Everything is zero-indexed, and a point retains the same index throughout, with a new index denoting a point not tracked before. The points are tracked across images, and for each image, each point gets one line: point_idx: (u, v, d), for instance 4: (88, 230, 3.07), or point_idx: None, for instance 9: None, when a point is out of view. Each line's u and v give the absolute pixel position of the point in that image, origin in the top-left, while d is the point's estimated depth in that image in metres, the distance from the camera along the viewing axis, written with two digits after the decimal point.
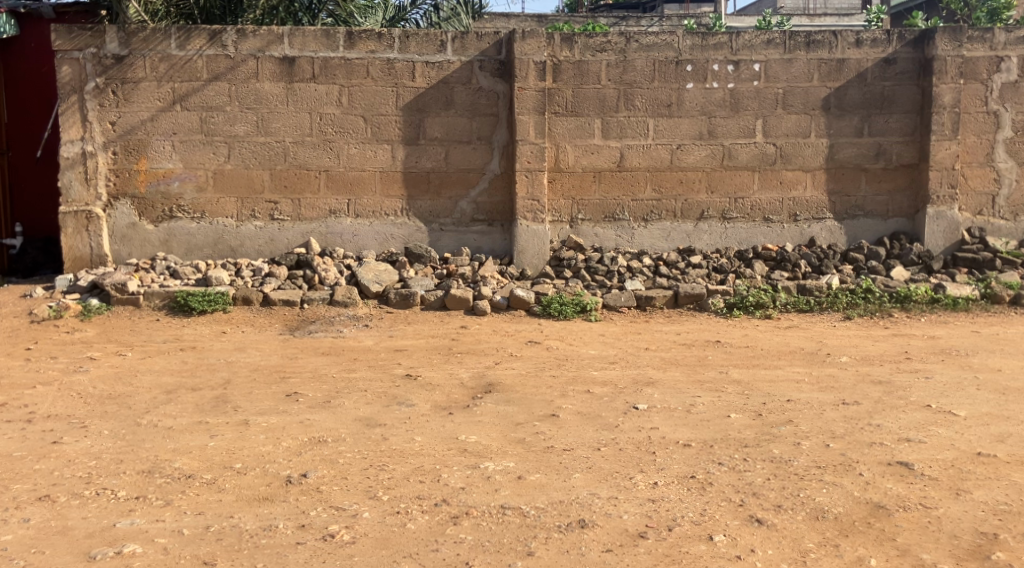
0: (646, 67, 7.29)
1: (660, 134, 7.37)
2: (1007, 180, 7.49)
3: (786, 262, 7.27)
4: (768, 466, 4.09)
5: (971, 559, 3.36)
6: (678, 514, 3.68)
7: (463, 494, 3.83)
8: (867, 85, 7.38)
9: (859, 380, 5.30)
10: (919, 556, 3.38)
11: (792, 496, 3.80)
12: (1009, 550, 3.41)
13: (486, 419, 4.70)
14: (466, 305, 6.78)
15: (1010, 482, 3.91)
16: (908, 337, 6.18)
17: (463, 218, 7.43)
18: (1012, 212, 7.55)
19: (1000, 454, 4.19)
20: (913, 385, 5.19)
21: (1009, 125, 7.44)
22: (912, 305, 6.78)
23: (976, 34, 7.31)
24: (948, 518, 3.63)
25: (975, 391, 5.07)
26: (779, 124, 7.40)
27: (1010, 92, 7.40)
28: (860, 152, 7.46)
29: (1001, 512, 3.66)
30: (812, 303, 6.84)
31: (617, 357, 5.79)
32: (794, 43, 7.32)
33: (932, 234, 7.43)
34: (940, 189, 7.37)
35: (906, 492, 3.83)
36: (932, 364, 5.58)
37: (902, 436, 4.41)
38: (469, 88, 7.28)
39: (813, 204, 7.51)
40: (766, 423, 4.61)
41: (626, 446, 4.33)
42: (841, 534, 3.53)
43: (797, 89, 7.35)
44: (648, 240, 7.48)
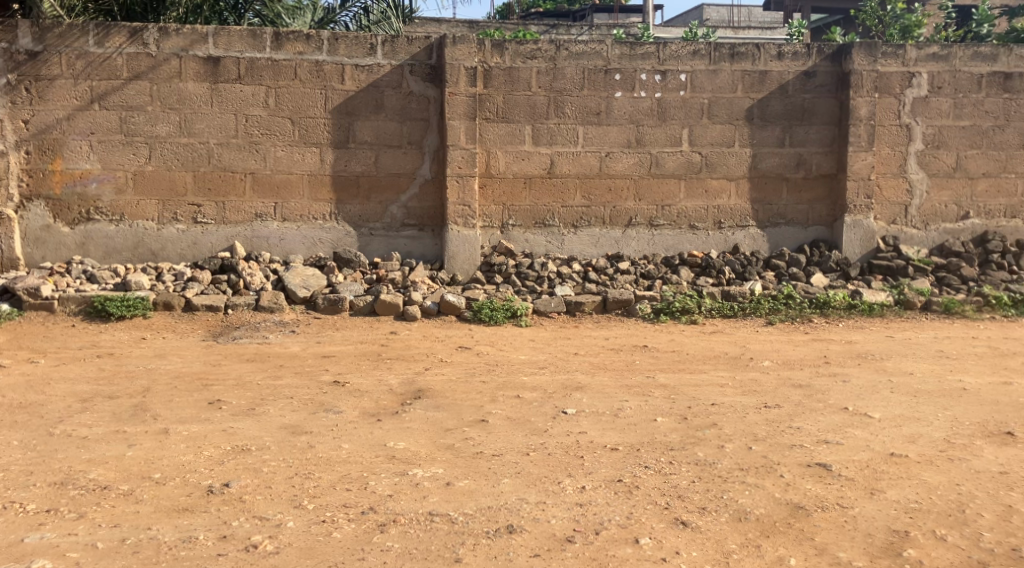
0: (575, 74, 7.37)
1: (589, 141, 7.45)
2: (918, 191, 7.77)
3: (711, 269, 7.41)
4: (694, 468, 4.16)
5: (884, 556, 3.48)
6: (606, 517, 3.71)
7: (391, 501, 3.79)
8: (788, 96, 7.60)
9: (780, 383, 5.44)
10: (836, 555, 3.49)
11: (716, 498, 3.88)
12: (919, 547, 3.54)
13: (416, 425, 4.67)
14: (396, 310, 6.71)
15: (920, 481, 4.07)
16: (826, 342, 6.37)
17: (393, 223, 7.36)
18: (923, 222, 7.82)
19: (912, 454, 4.35)
20: (831, 388, 5.35)
21: (920, 138, 7.72)
22: (830, 310, 7.00)
23: (889, 50, 7.58)
24: (863, 517, 3.74)
25: (889, 393, 5.25)
26: (704, 133, 7.55)
27: (921, 106, 7.69)
28: (781, 162, 7.67)
29: (912, 510, 3.80)
30: (736, 309, 6.98)
31: (547, 363, 5.82)
32: (719, 54, 7.49)
33: (849, 242, 7.68)
34: (856, 199, 7.62)
35: (824, 492, 3.94)
36: (849, 368, 5.76)
37: (821, 438, 4.54)
38: (400, 92, 7.23)
39: (737, 212, 7.69)
40: (693, 426, 4.69)
41: (555, 451, 4.35)
42: (763, 535, 3.61)
43: (722, 99, 7.53)
44: (577, 246, 7.55)
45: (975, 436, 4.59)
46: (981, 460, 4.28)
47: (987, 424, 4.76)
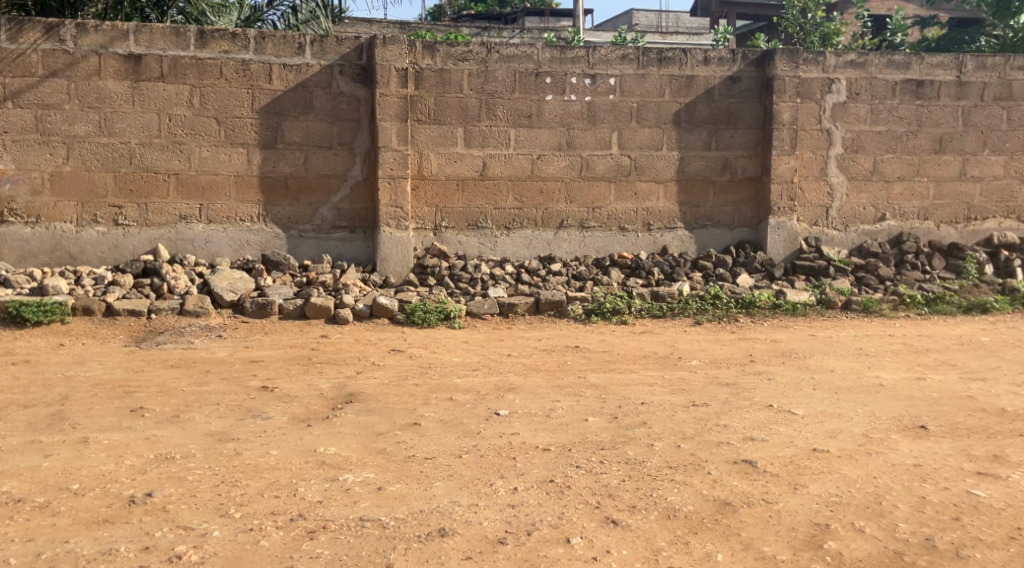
0: (506, 77, 7.38)
1: (521, 144, 7.47)
2: (839, 194, 7.98)
3: (641, 270, 7.50)
4: (623, 467, 4.20)
5: (805, 549, 3.57)
6: (537, 518, 3.72)
7: (321, 507, 3.74)
8: (714, 101, 7.74)
9: (707, 382, 5.54)
10: (760, 549, 3.56)
11: (646, 496, 3.93)
12: (839, 539, 3.63)
13: (346, 430, 4.62)
14: (327, 313, 6.62)
15: (840, 475, 4.18)
16: (752, 341, 6.51)
17: (323, 224, 7.28)
18: (844, 224, 8.03)
19: (832, 449, 4.47)
20: (756, 386, 5.47)
21: (840, 142, 7.93)
22: (755, 310, 7.14)
23: (810, 56, 7.77)
24: (787, 511, 3.83)
25: (811, 391, 5.38)
26: (633, 137, 7.64)
27: (841, 111, 7.90)
28: (708, 165, 7.81)
29: (833, 504, 3.90)
30: (666, 309, 7.08)
31: (480, 364, 5.81)
32: (647, 59, 7.58)
33: (773, 243, 7.85)
34: (780, 201, 7.80)
35: (750, 488, 4.02)
36: (773, 366, 5.89)
37: (746, 435, 4.63)
38: (330, 92, 7.15)
39: (666, 214, 7.80)
40: (622, 426, 4.74)
41: (488, 453, 4.35)
42: (690, 532, 3.67)
43: (651, 103, 7.63)
44: (510, 248, 7.58)
45: (891, 430, 4.73)
46: (897, 454, 4.42)
47: (902, 419, 4.91)
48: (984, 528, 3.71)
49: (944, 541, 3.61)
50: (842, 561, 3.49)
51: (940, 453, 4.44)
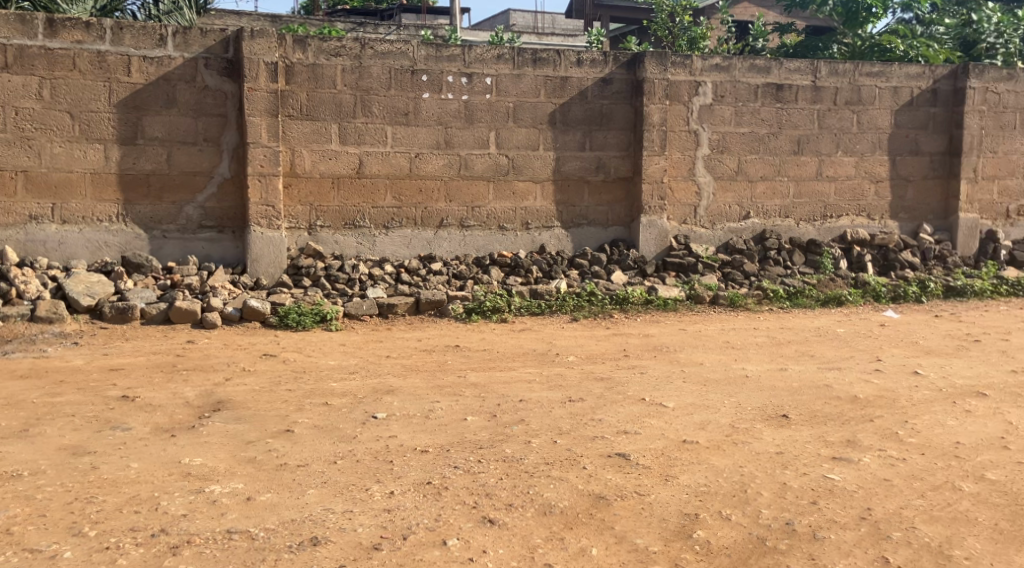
0: (381, 74, 7.26)
1: (397, 142, 7.36)
2: (706, 194, 8.19)
3: (520, 268, 7.50)
4: (500, 466, 4.16)
5: (676, 539, 3.61)
6: (413, 521, 3.64)
7: (184, 521, 3.55)
8: (588, 102, 7.82)
9: (583, 377, 5.58)
10: (633, 541, 3.59)
11: (523, 494, 3.90)
12: (707, 528, 3.70)
13: (213, 439, 4.41)
14: (194, 318, 6.33)
15: (709, 465, 4.26)
16: (626, 336, 6.60)
17: (189, 224, 6.97)
18: (711, 222, 8.25)
19: (701, 440, 4.56)
20: (630, 380, 5.54)
21: (707, 143, 8.14)
22: (630, 306, 7.26)
23: (678, 59, 7.95)
24: (659, 503, 3.88)
25: (681, 383, 5.49)
26: (510, 136, 7.64)
27: (707, 113, 8.10)
28: (583, 165, 7.89)
29: (701, 493, 3.97)
30: (544, 306, 7.10)
31: (357, 367, 5.67)
32: (522, 59, 7.60)
33: (646, 241, 8.00)
34: (651, 200, 7.95)
35: (624, 481, 4.05)
36: (646, 360, 5.99)
37: (620, 429, 4.67)
38: (194, 86, 6.84)
39: (543, 213, 7.84)
40: (500, 424, 4.71)
41: (363, 457, 4.23)
42: (566, 527, 3.66)
43: (527, 103, 7.65)
44: (389, 248, 7.45)
45: (755, 420, 4.87)
46: (761, 442, 4.55)
47: (766, 408, 5.06)
48: (838, 510, 3.85)
49: (803, 525, 3.73)
50: (711, 549, 3.56)
51: (800, 440, 4.59)
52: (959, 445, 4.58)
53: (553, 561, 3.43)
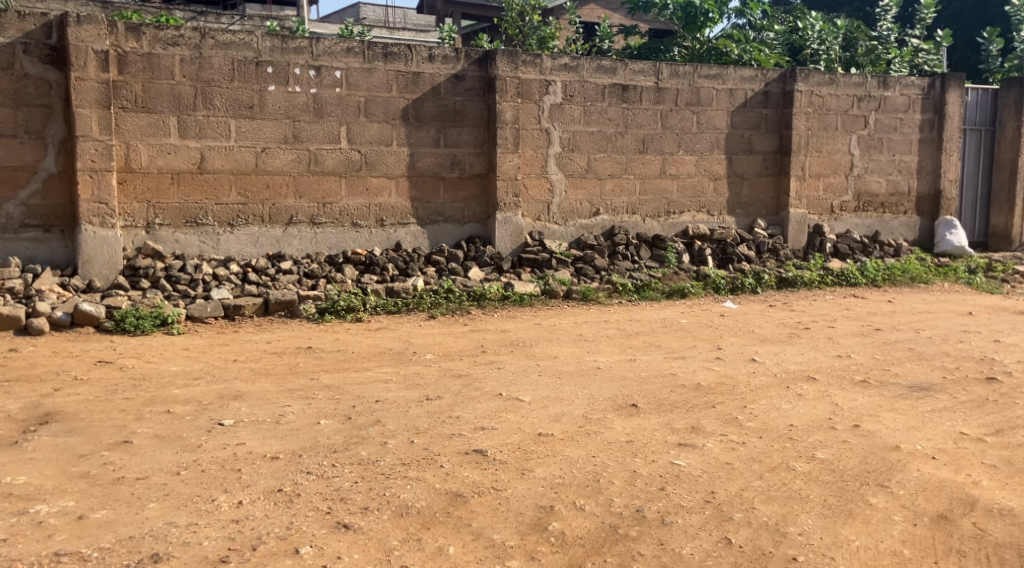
0: (223, 65, 6.98)
1: (242, 136, 7.11)
2: (559, 190, 8.29)
3: (375, 266, 7.37)
4: (355, 469, 4.05)
5: (531, 533, 3.61)
6: (263, 531, 3.49)
7: (5, 546, 3.28)
8: (440, 98, 7.77)
9: (440, 375, 5.52)
10: (490, 537, 3.56)
11: (378, 496, 3.81)
12: (562, 519, 3.72)
13: (40, 455, 4.09)
14: (17, 324, 5.90)
15: (563, 457, 4.28)
16: (483, 332, 6.59)
17: (10, 223, 6.53)
18: (564, 218, 8.35)
19: (556, 433, 4.58)
20: (486, 376, 5.52)
21: (558, 141, 8.25)
22: (486, 302, 7.25)
23: (529, 58, 8.01)
24: (515, 497, 3.87)
25: (536, 376, 5.53)
26: (362, 132, 7.51)
27: (557, 112, 8.21)
28: (436, 161, 7.83)
29: (557, 486, 3.99)
30: (400, 304, 6.99)
31: (202, 373, 5.40)
32: (373, 53, 7.47)
33: (502, 238, 8.01)
34: (506, 197, 7.98)
35: (481, 478, 4.02)
36: (502, 356, 5.99)
37: (477, 425, 4.64)
38: (13, 74, 6.42)
39: (398, 210, 7.73)
40: (355, 426, 4.59)
41: (209, 467, 4.03)
42: (422, 527, 3.60)
43: (378, 98, 7.53)
44: (235, 246, 7.18)
45: (607, 410, 4.95)
46: (612, 432, 4.62)
47: (617, 398, 5.16)
48: (685, 494, 3.95)
49: (652, 511, 3.80)
50: (566, 540, 3.57)
51: (649, 428, 4.70)
52: (793, 427, 4.81)
53: (409, 562, 3.36)
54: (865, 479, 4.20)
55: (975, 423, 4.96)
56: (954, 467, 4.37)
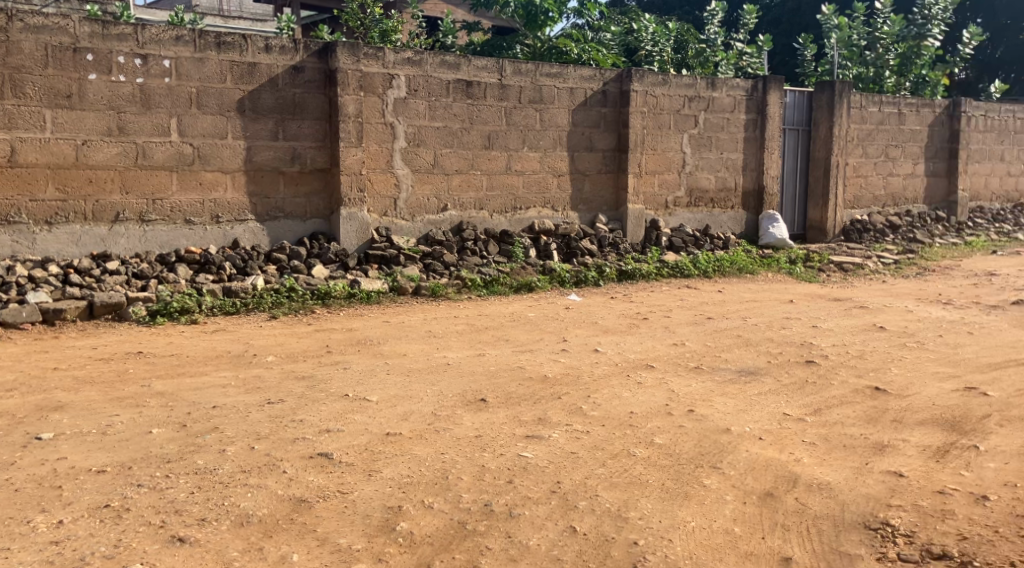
0: (35, 50, 6.57)
1: (59, 127, 6.70)
2: (404, 186, 8.18)
3: (211, 265, 7.09)
4: (191, 478, 3.84)
5: (379, 534, 3.53)
6: (87, 551, 3.26)
7: None
8: (279, 90, 7.52)
9: (283, 377, 5.32)
10: (336, 542, 3.45)
11: (216, 506, 3.62)
12: (410, 518, 3.65)
13: None
14: None
15: (412, 456, 4.21)
16: (328, 331, 6.41)
17: None
18: (410, 214, 8.25)
19: (405, 432, 4.50)
20: (332, 377, 5.37)
21: (403, 136, 8.14)
22: (331, 301, 7.07)
23: (370, 51, 7.87)
24: (362, 499, 3.77)
25: (384, 375, 5.42)
26: (194, 124, 7.19)
27: (401, 106, 8.10)
28: (275, 156, 7.58)
29: (406, 485, 3.91)
30: (239, 305, 6.71)
31: (18, 383, 5.00)
32: (204, 42, 7.16)
33: (347, 234, 7.83)
34: (350, 192, 7.81)
35: (326, 482, 3.90)
36: (348, 355, 5.85)
37: (322, 428, 4.50)
38: None
39: (235, 206, 7.44)
40: (191, 434, 4.35)
41: (26, 485, 3.73)
42: (264, 536, 3.45)
43: (211, 89, 7.22)
44: (53, 246, 6.76)
45: (456, 406, 4.91)
46: (461, 428, 4.58)
47: (466, 393, 5.13)
48: (531, 486, 3.97)
49: (500, 504, 3.79)
50: (415, 540, 3.51)
51: (497, 422, 4.69)
52: (634, 415, 4.92)
53: None
54: (700, 462, 4.35)
55: (797, 404, 5.24)
56: (780, 446, 4.59)
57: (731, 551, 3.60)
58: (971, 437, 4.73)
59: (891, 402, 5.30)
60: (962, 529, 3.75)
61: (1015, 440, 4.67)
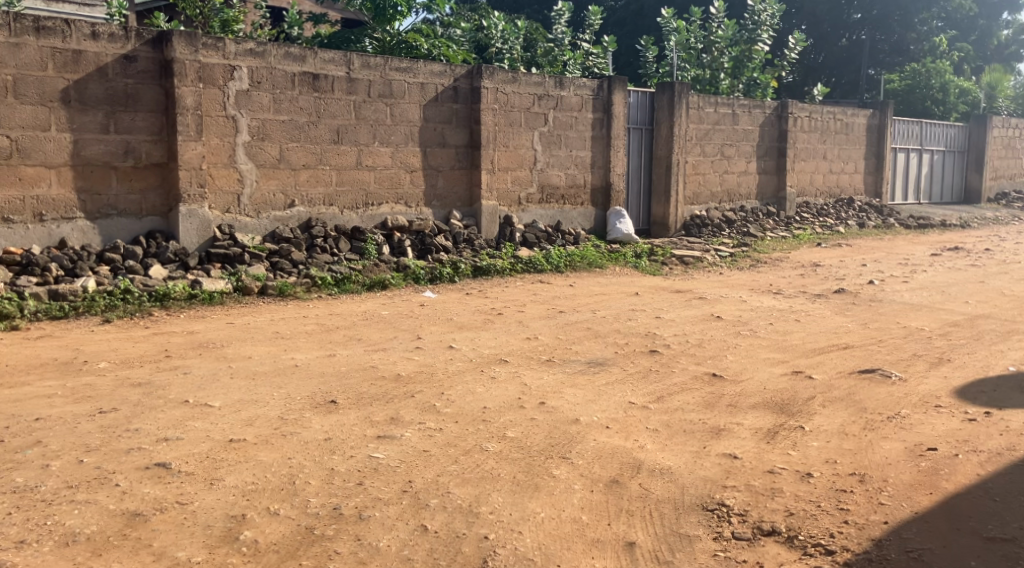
0: None
1: None
2: (249, 181, 7.92)
3: (34, 267, 6.66)
4: (11, 497, 3.59)
5: (221, 545, 3.39)
6: None
7: None
8: (108, 80, 7.16)
9: (117, 385, 5.04)
10: (174, 556, 3.30)
11: (39, 527, 3.40)
12: (254, 527, 3.53)
13: None
14: None
15: (257, 462, 4.07)
16: (167, 334, 6.12)
17: None
18: (256, 210, 7.99)
19: (249, 437, 4.35)
20: (171, 383, 5.12)
21: (246, 130, 7.88)
22: (170, 303, 6.75)
23: (209, 41, 7.58)
24: (203, 510, 3.61)
25: (228, 379, 5.22)
26: (11, 115, 6.76)
27: (244, 99, 7.84)
28: (105, 150, 7.22)
29: (250, 493, 3.78)
30: (67, 309, 6.32)
31: None
32: (21, 26, 6.76)
33: (186, 232, 7.53)
34: (190, 188, 7.50)
35: (163, 493, 3.72)
36: (190, 359, 5.60)
37: (159, 437, 4.29)
38: None
39: (60, 203, 7.05)
40: (12, 449, 4.06)
41: None
42: (94, 554, 3.27)
43: (30, 77, 6.81)
44: None
45: (304, 409, 4.78)
46: (309, 431, 4.46)
47: (315, 395, 5.00)
48: (382, 487, 3.91)
49: (349, 507, 3.72)
50: (260, 549, 3.39)
51: (348, 423, 4.60)
52: (486, 410, 4.93)
53: None
54: (549, 453, 4.41)
55: (641, 392, 5.40)
56: (626, 434, 4.71)
57: (578, 540, 3.67)
58: (797, 418, 4.99)
59: (726, 388, 5.54)
60: (788, 505, 3.95)
61: (837, 420, 4.96)
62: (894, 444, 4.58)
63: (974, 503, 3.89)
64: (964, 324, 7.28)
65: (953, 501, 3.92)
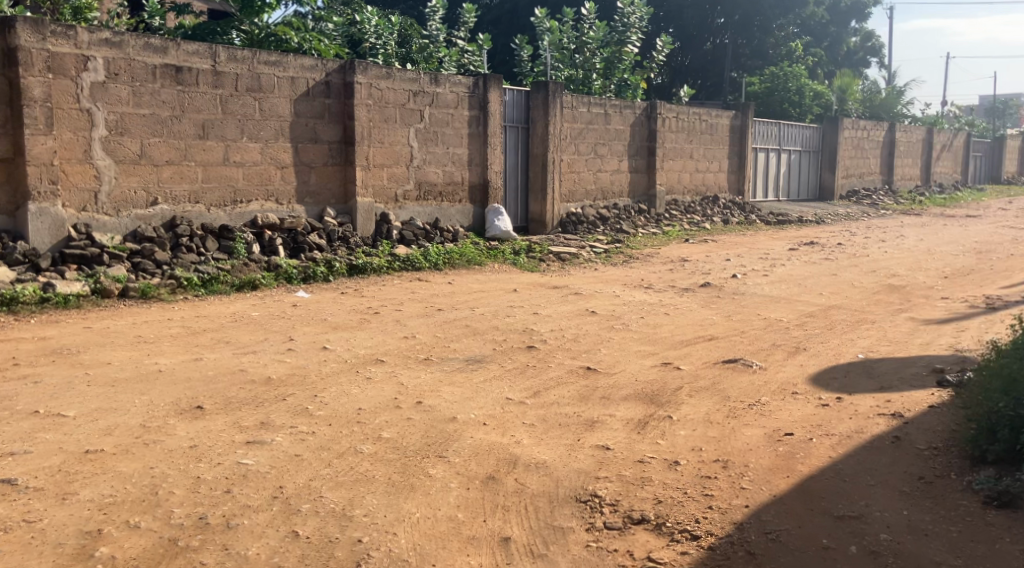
0: None
1: None
2: (106, 178, 7.56)
3: None
4: None
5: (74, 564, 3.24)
6: None
7: None
8: None
9: None
10: None
11: None
12: (112, 542, 3.38)
13: None
14: None
15: (115, 473, 3.89)
16: (16, 341, 5.78)
17: None
18: (115, 208, 7.64)
19: (106, 447, 4.15)
20: (19, 393, 4.83)
21: (103, 123, 7.52)
22: (19, 307, 6.39)
23: (58, 29, 7.20)
24: (52, 527, 3.44)
25: (83, 388, 4.95)
26: None
27: (99, 91, 7.49)
28: None
29: (107, 506, 3.61)
30: None
31: None
32: None
33: (37, 232, 7.13)
34: (39, 184, 7.12)
35: (8, 512, 3.53)
36: (42, 367, 5.29)
37: (5, 451, 4.04)
38: None
39: None
40: None
41: None
42: None
43: None
44: None
45: (167, 416, 4.59)
46: (172, 439, 4.29)
47: (179, 402, 4.81)
48: (251, 494, 3.80)
49: (216, 516, 3.60)
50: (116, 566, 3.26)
51: (214, 430, 4.44)
52: (361, 411, 4.86)
53: None
54: (426, 452, 4.38)
55: (518, 388, 5.43)
56: (503, 431, 4.73)
57: (454, 538, 3.66)
58: (666, 408, 5.13)
59: (600, 381, 5.64)
60: (657, 494, 4.06)
61: (702, 409, 5.13)
62: (755, 430, 4.77)
63: (827, 484, 4.09)
64: (817, 314, 7.66)
65: (809, 483, 4.11)
